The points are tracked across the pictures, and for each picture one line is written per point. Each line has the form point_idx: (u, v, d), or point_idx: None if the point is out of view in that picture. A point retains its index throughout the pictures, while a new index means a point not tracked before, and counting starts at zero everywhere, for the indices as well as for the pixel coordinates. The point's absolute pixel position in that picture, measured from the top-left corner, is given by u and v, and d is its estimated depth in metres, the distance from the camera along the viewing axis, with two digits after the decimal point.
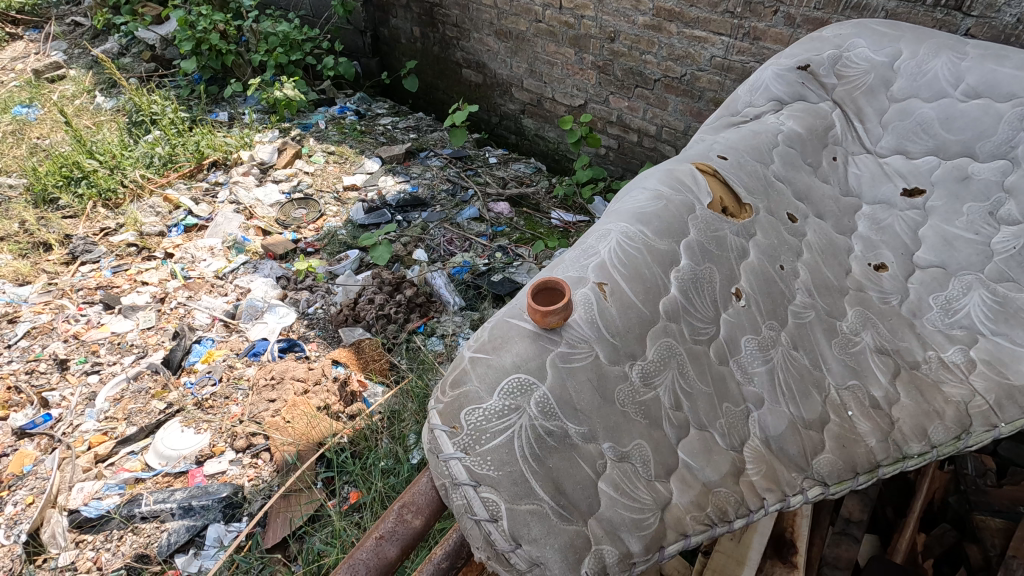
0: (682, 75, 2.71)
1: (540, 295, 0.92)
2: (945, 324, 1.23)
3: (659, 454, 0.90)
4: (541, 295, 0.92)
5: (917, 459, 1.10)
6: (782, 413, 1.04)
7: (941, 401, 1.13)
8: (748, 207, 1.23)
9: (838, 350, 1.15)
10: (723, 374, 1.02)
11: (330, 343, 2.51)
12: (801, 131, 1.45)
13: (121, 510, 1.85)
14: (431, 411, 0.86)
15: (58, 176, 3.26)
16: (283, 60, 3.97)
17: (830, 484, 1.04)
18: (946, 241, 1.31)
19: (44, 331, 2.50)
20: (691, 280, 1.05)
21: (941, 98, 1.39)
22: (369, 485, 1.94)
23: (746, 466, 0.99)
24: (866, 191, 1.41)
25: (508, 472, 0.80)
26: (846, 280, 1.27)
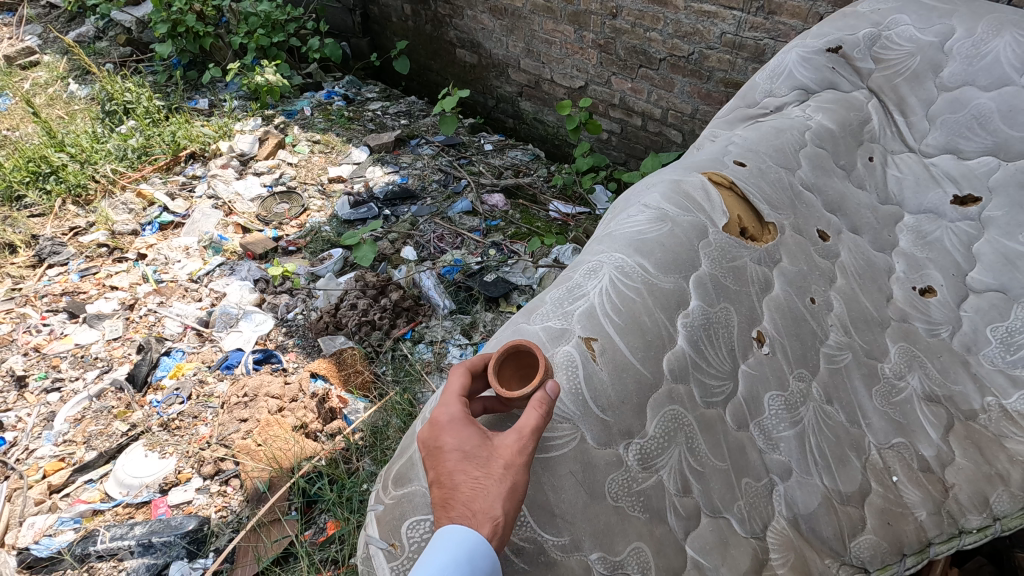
0: (689, 54, 2.47)
1: (509, 369, 0.77)
2: (1007, 363, 1.02)
3: (662, 557, 0.72)
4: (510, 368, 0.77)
5: (976, 535, 0.90)
6: (814, 487, 0.85)
7: (1006, 462, 0.93)
8: (771, 227, 1.02)
9: (879, 400, 0.95)
10: (741, 441, 0.83)
11: (309, 353, 2.31)
12: (832, 127, 1.23)
13: (74, 549, 1.69)
14: (369, 515, 0.75)
15: (25, 172, 3.04)
16: (265, 42, 3.69)
17: (872, 571, 0.85)
18: (1007, 260, 1.09)
19: (3, 344, 2.33)
20: (704, 326, 0.85)
21: (1003, 85, 1.17)
22: (345, 515, 1.75)
23: (770, 557, 0.80)
24: (909, 197, 1.20)
25: None
26: (886, 309, 1.06)
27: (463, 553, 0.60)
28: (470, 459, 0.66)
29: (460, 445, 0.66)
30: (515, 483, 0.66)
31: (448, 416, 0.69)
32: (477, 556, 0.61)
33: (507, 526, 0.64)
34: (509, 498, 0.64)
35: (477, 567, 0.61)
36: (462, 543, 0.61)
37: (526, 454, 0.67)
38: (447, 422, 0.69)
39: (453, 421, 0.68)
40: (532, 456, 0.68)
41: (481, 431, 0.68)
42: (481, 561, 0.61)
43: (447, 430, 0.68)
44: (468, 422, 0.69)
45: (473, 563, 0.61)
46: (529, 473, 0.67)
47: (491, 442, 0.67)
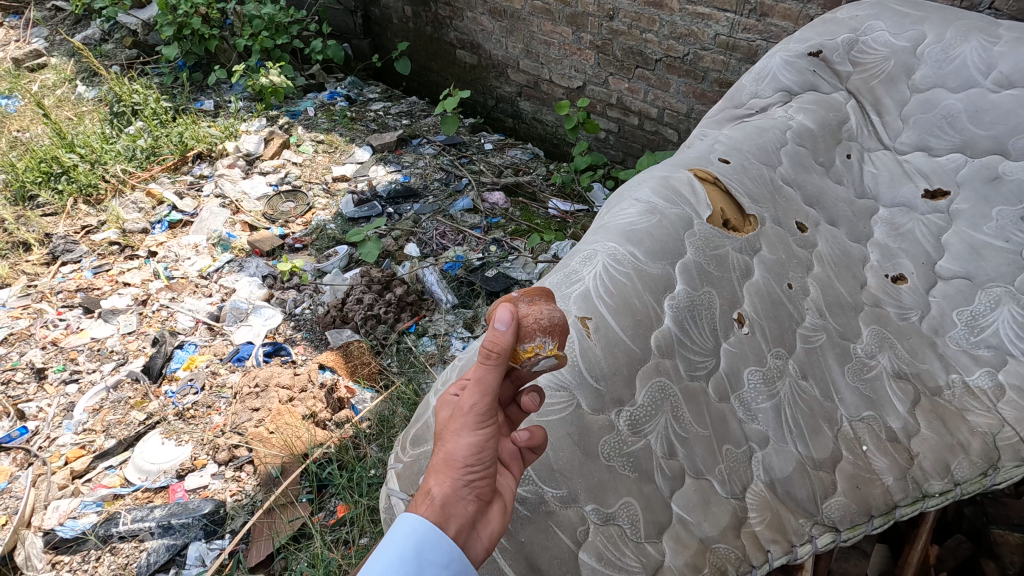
0: (684, 54, 2.55)
1: None
2: (970, 343, 1.10)
3: (650, 512, 0.82)
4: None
5: (939, 498, 0.99)
6: (789, 453, 0.94)
7: (967, 433, 1.02)
8: (752, 219, 1.10)
9: (851, 377, 1.04)
10: (722, 412, 0.92)
11: (317, 346, 2.39)
12: (812, 127, 1.32)
13: (98, 530, 1.77)
14: (390, 472, 0.86)
15: (37, 172, 3.11)
16: (269, 44, 3.76)
17: (843, 530, 0.94)
18: (973, 249, 1.18)
19: (21, 338, 2.41)
20: (688, 307, 0.95)
21: (970, 87, 1.25)
22: (354, 499, 1.82)
23: (748, 515, 0.89)
24: (883, 192, 1.28)
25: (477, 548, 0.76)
26: (861, 295, 1.14)
27: (404, 536, 0.65)
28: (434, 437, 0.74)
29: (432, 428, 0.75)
30: (457, 451, 0.69)
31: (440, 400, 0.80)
32: (423, 539, 0.65)
33: (449, 495, 0.67)
34: (443, 470, 0.68)
35: (422, 552, 0.64)
36: (403, 522, 0.66)
37: (461, 421, 0.70)
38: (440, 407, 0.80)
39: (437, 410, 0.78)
40: (469, 423, 0.70)
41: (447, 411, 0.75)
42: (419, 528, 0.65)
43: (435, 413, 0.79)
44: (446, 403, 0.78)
45: (415, 546, 0.64)
46: (467, 439, 0.69)
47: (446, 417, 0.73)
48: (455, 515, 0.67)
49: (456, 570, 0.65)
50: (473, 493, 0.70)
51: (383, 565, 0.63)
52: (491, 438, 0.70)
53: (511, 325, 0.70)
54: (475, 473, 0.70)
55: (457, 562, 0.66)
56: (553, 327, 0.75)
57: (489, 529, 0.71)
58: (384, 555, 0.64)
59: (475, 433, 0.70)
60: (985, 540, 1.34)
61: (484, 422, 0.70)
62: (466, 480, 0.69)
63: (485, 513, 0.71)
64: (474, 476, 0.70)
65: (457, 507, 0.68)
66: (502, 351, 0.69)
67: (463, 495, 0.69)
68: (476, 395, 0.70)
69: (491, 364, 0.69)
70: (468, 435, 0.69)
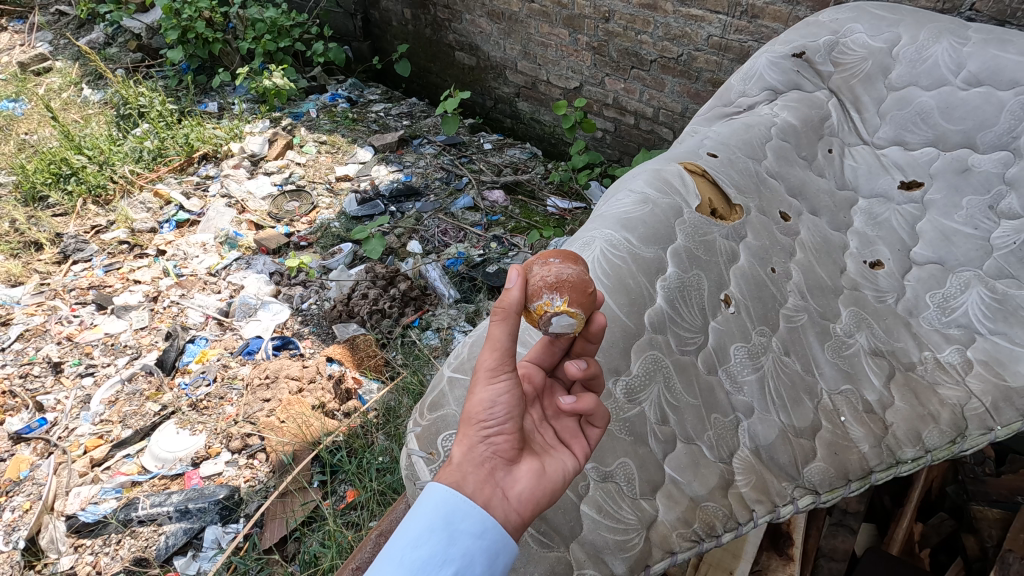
0: (678, 55, 2.64)
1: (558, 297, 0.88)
2: (942, 323, 1.18)
3: (644, 470, 0.95)
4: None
5: (911, 464, 1.06)
6: (771, 422, 1.05)
7: (937, 404, 1.09)
8: (738, 208, 1.21)
9: (831, 353, 1.13)
10: (711, 384, 1.04)
11: (325, 340, 2.44)
12: (795, 123, 1.40)
13: (118, 515, 1.83)
14: (410, 434, 0.97)
15: (47, 173, 3.13)
16: (271, 47, 3.85)
17: (822, 493, 1.02)
18: (944, 237, 1.27)
19: (37, 334, 2.48)
20: (678, 288, 1.07)
21: (941, 86, 1.35)
22: (364, 484, 1.84)
23: (734, 478, 1.00)
24: (862, 184, 1.37)
25: None
26: (840, 279, 1.23)
27: (430, 507, 0.71)
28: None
29: None
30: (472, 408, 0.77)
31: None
32: (448, 507, 0.71)
33: (467, 449, 0.75)
34: (462, 430, 0.77)
35: (451, 522, 0.70)
36: (430, 492, 0.73)
37: (476, 381, 0.79)
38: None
39: None
40: (479, 380, 0.78)
41: None
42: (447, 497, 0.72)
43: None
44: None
45: (442, 517, 0.70)
46: (479, 394, 0.77)
47: None
48: (472, 472, 0.74)
49: (490, 538, 0.71)
50: (491, 452, 0.77)
51: (414, 535, 0.69)
52: (501, 393, 0.77)
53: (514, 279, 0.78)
54: (492, 430, 0.77)
55: (489, 530, 0.72)
56: (560, 282, 0.85)
57: (516, 489, 0.76)
58: (414, 528, 0.70)
59: (486, 389, 0.78)
60: (966, 516, 1.41)
61: (493, 376, 0.78)
62: (481, 439, 0.77)
63: (510, 473, 0.77)
64: (489, 434, 0.77)
65: (475, 467, 0.75)
66: (505, 305, 0.77)
67: (479, 454, 0.76)
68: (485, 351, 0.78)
69: (498, 319, 0.78)
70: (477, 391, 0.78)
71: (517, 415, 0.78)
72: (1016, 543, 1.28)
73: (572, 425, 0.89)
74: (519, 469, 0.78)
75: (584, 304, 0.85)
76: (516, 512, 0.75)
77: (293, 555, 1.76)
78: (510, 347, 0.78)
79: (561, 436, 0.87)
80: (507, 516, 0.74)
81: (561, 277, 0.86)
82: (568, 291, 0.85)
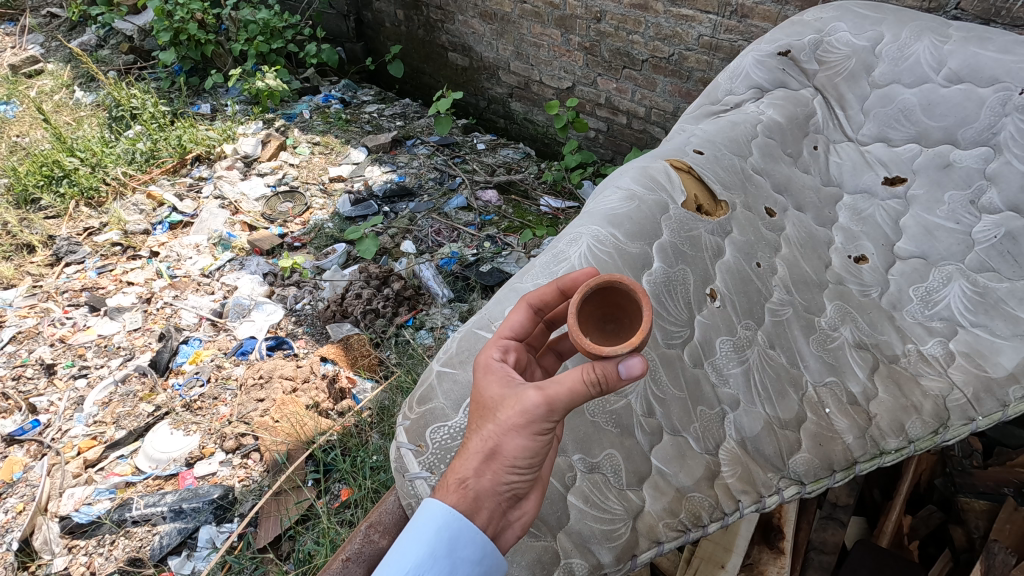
0: (669, 55, 2.66)
1: (596, 305, 0.86)
2: (925, 316, 1.20)
3: (631, 461, 0.97)
4: (609, 323, 0.86)
5: (894, 455, 1.07)
6: (757, 414, 1.06)
7: (920, 396, 1.10)
8: (723, 204, 1.24)
9: (816, 346, 1.15)
10: (697, 376, 1.06)
11: (319, 340, 2.43)
12: (781, 120, 1.42)
13: (112, 515, 1.83)
14: (400, 428, 0.99)
15: (39, 175, 3.12)
16: (264, 48, 3.86)
17: (807, 484, 1.04)
18: (927, 231, 1.29)
19: (30, 336, 2.47)
20: (664, 282, 1.09)
21: (922, 83, 1.37)
22: (358, 483, 1.84)
23: (720, 469, 1.02)
24: (847, 180, 1.40)
25: None
26: (825, 274, 1.25)
27: (436, 534, 0.75)
28: (481, 411, 0.81)
29: (486, 389, 0.83)
30: (508, 446, 0.77)
31: (484, 360, 0.87)
32: (455, 535, 0.75)
33: (490, 486, 0.78)
34: (489, 462, 0.78)
35: (455, 550, 0.75)
36: (438, 519, 0.75)
37: (522, 422, 0.77)
38: (484, 367, 0.86)
39: (493, 370, 0.85)
40: (525, 427, 0.77)
41: (503, 384, 0.82)
42: (459, 532, 0.75)
43: (479, 374, 0.85)
44: (497, 374, 0.83)
45: (448, 546, 0.74)
46: (523, 442, 0.77)
47: (500, 393, 0.81)
48: (489, 506, 0.78)
49: (485, 565, 0.77)
50: (510, 489, 0.80)
51: (417, 561, 0.74)
52: (540, 442, 0.79)
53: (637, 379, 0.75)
54: (519, 471, 0.79)
55: (485, 558, 0.77)
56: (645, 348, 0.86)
57: (522, 520, 0.83)
58: (418, 552, 0.74)
59: (528, 436, 0.78)
60: (954, 508, 1.42)
61: (542, 427, 0.78)
62: (506, 476, 0.79)
63: (520, 502, 0.83)
64: (517, 474, 0.79)
65: (492, 501, 0.78)
66: (610, 388, 0.75)
67: (499, 490, 0.79)
68: (553, 407, 0.76)
69: (590, 392, 0.75)
70: (519, 434, 0.77)
71: (543, 458, 0.82)
72: (1001, 534, 1.30)
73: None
74: (527, 502, 0.84)
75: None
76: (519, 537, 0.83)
77: (287, 553, 1.76)
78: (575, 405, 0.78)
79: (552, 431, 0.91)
80: (507, 540, 0.82)
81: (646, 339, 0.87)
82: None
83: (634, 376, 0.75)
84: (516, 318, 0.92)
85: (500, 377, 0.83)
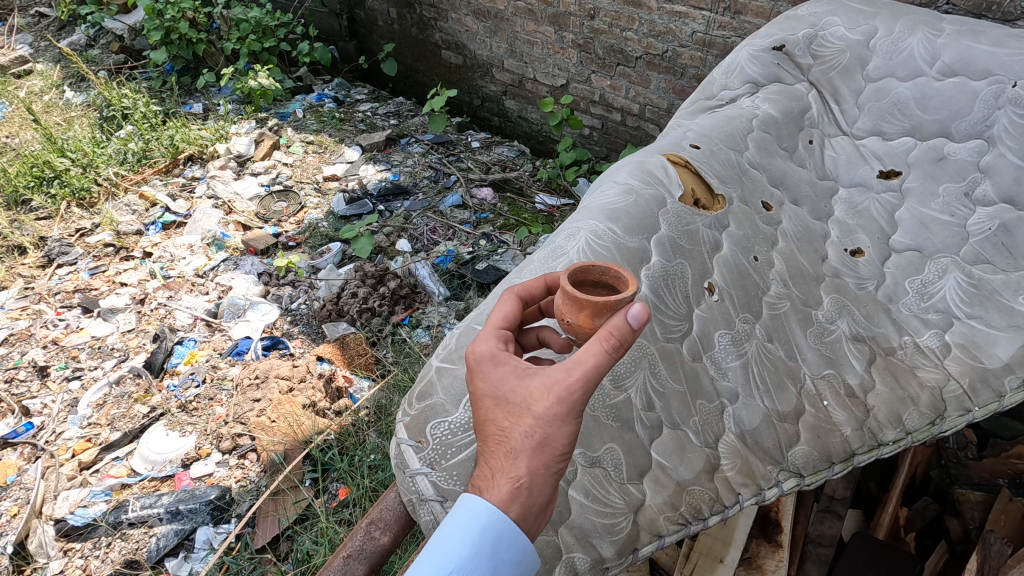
0: (664, 52, 2.66)
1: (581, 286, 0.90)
2: (921, 308, 1.20)
3: (632, 455, 0.97)
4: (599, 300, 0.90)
5: (892, 446, 1.08)
6: (756, 407, 1.07)
7: (917, 387, 1.11)
8: (720, 198, 1.25)
9: (813, 339, 1.15)
10: (696, 370, 1.07)
11: (314, 339, 2.41)
12: (776, 114, 1.43)
13: (108, 517, 1.81)
14: (400, 424, 0.99)
15: (29, 176, 3.09)
16: (256, 47, 3.83)
17: (806, 476, 1.04)
18: (922, 224, 1.30)
19: (22, 338, 2.45)
20: (663, 277, 1.09)
21: (917, 76, 1.39)
22: (356, 482, 1.83)
23: (720, 462, 1.02)
24: (843, 173, 1.40)
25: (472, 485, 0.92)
26: (822, 267, 1.25)
27: (480, 534, 0.74)
28: (510, 407, 0.79)
29: (506, 383, 0.80)
30: (552, 433, 0.77)
31: (487, 353, 0.84)
32: (498, 536, 0.75)
33: (537, 477, 0.77)
34: (535, 456, 0.77)
35: (498, 551, 0.74)
36: (483, 517, 0.74)
37: (565, 409, 0.76)
38: (493, 361, 0.83)
39: (504, 362, 0.82)
40: (567, 414, 0.77)
41: (521, 376, 0.80)
42: (508, 531, 0.75)
43: (491, 369, 0.82)
44: (512, 366, 0.81)
45: (492, 547, 0.74)
46: (567, 429, 0.77)
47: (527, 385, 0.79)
48: (540, 499, 0.78)
49: (525, 564, 0.77)
50: (555, 478, 0.80)
51: (462, 563, 0.72)
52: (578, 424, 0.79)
53: (647, 324, 0.76)
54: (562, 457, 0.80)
55: (525, 559, 0.77)
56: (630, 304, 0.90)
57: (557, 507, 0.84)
58: (459, 554, 0.73)
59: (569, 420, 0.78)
60: (950, 499, 1.43)
61: (578, 407, 0.78)
62: (552, 466, 0.79)
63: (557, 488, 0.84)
64: (564, 460, 0.79)
65: (541, 493, 0.78)
66: (629, 344, 0.77)
67: (547, 481, 0.79)
68: (588, 383, 0.76)
69: (614, 355, 0.76)
70: (560, 420, 0.77)
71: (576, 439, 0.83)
72: (997, 524, 1.31)
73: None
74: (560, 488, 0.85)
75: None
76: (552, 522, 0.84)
77: (286, 553, 1.75)
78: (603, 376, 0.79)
79: None
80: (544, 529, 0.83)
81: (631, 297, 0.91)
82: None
83: (644, 323, 0.77)
84: (503, 312, 0.91)
85: (514, 368, 0.81)
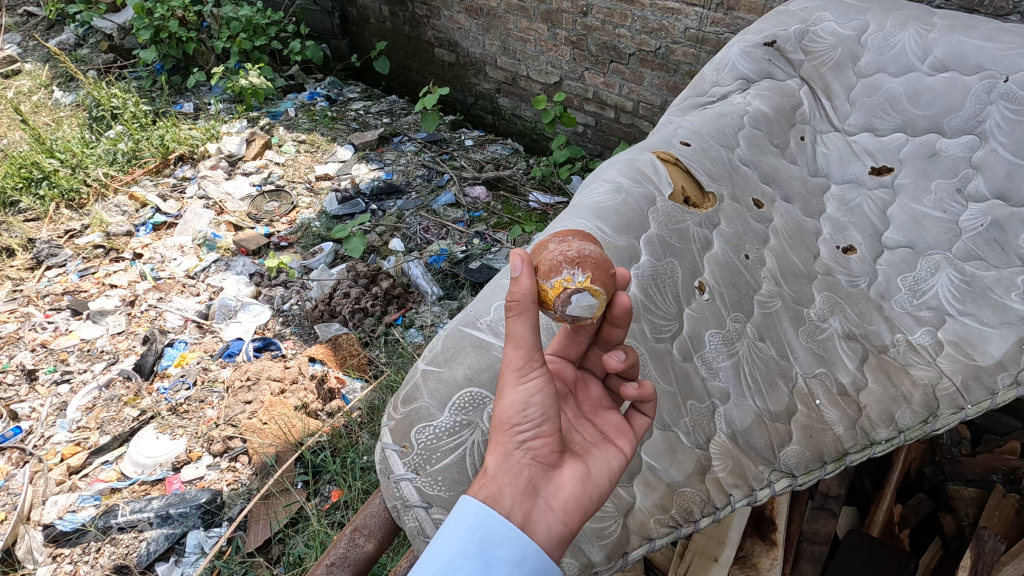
0: (657, 48, 2.65)
1: None
2: (914, 306, 1.19)
3: None
4: None
5: (885, 445, 1.07)
6: (748, 408, 1.06)
7: (909, 385, 1.10)
8: (711, 196, 1.23)
9: (805, 338, 1.14)
10: (686, 370, 1.05)
11: (306, 340, 2.40)
12: (768, 111, 1.41)
13: (97, 522, 1.79)
14: (384, 428, 0.97)
15: (17, 178, 3.06)
16: (247, 46, 3.80)
17: (798, 476, 1.03)
18: (914, 220, 1.29)
19: (10, 341, 2.42)
20: (652, 277, 1.08)
21: (908, 72, 1.38)
22: (348, 483, 1.81)
23: (712, 463, 1.01)
24: (834, 170, 1.40)
25: (456, 491, 0.91)
26: (814, 265, 1.24)
27: (468, 530, 0.71)
28: None
29: None
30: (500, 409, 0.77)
31: None
32: (488, 532, 0.71)
33: (502, 456, 0.76)
34: (496, 437, 0.77)
35: (488, 548, 0.70)
36: (467, 512, 0.73)
37: (505, 379, 0.77)
38: None
39: None
40: (505, 384, 0.77)
41: None
42: (488, 521, 0.71)
43: None
44: None
45: (480, 543, 0.70)
46: (510, 397, 0.76)
47: None
48: (509, 483, 0.74)
49: (528, 565, 0.71)
50: (527, 457, 0.76)
51: (447, 559, 0.69)
52: (531, 395, 0.76)
53: (519, 265, 0.74)
54: (527, 435, 0.76)
55: (527, 559, 0.71)
56: (582, 258, 0.82)
57: (558, 497, 0.76)
58: (447, 551, 0.70)
59: (516, 390, 0.76)
60: (944, 496, 1.43)
61: (520, 376, 0.76)
62: (517, 445, 0.76)
63: (551, 477, 0.77)
64: (523, 436, 0.76)
65: (513, 474, 0.75)
66: (519, 295, 0.74)
67: (517, 462, 0.76)
68: (512, 348, 0.76)
69: (515, 313, 0.75)
70: (503, 394, 0.77)
71: (552, 416, 0.77)
72: (991, 521, 1.30)
73: (616, 421, 0.91)
74: (564, 477, 0.78)
75: (603, 281, 0.82)
76: (558, 519, 0.75)
77: (277, 557, 1.73)
78: (535, 339, 0.76)
79: (606, 434, 0.89)
80: (550, 523, 0.75)
81: (583, 253, 0.84)
82: (588, 268, 0.82)
83: (522, 268, 0.74)
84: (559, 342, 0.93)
85: None
